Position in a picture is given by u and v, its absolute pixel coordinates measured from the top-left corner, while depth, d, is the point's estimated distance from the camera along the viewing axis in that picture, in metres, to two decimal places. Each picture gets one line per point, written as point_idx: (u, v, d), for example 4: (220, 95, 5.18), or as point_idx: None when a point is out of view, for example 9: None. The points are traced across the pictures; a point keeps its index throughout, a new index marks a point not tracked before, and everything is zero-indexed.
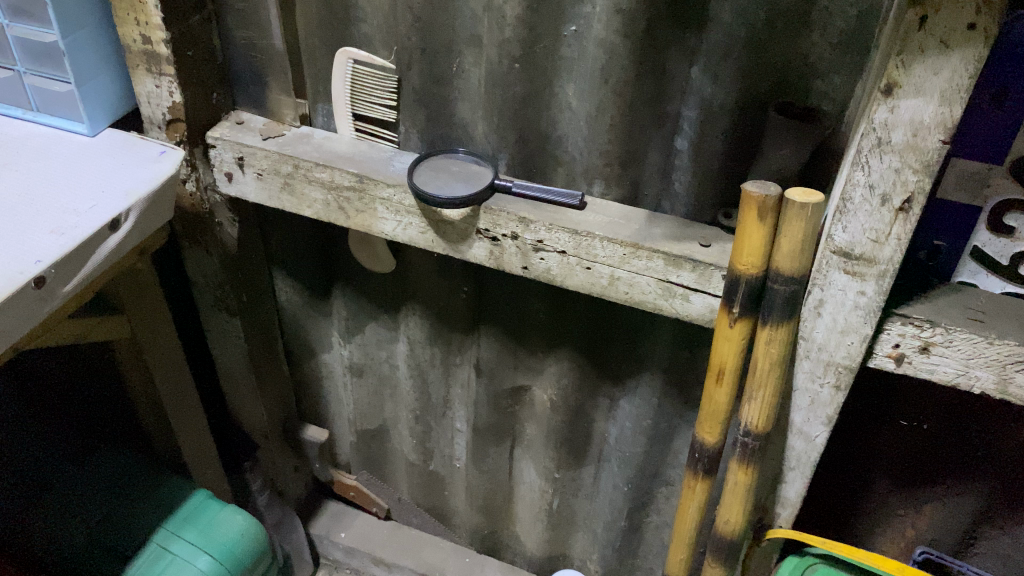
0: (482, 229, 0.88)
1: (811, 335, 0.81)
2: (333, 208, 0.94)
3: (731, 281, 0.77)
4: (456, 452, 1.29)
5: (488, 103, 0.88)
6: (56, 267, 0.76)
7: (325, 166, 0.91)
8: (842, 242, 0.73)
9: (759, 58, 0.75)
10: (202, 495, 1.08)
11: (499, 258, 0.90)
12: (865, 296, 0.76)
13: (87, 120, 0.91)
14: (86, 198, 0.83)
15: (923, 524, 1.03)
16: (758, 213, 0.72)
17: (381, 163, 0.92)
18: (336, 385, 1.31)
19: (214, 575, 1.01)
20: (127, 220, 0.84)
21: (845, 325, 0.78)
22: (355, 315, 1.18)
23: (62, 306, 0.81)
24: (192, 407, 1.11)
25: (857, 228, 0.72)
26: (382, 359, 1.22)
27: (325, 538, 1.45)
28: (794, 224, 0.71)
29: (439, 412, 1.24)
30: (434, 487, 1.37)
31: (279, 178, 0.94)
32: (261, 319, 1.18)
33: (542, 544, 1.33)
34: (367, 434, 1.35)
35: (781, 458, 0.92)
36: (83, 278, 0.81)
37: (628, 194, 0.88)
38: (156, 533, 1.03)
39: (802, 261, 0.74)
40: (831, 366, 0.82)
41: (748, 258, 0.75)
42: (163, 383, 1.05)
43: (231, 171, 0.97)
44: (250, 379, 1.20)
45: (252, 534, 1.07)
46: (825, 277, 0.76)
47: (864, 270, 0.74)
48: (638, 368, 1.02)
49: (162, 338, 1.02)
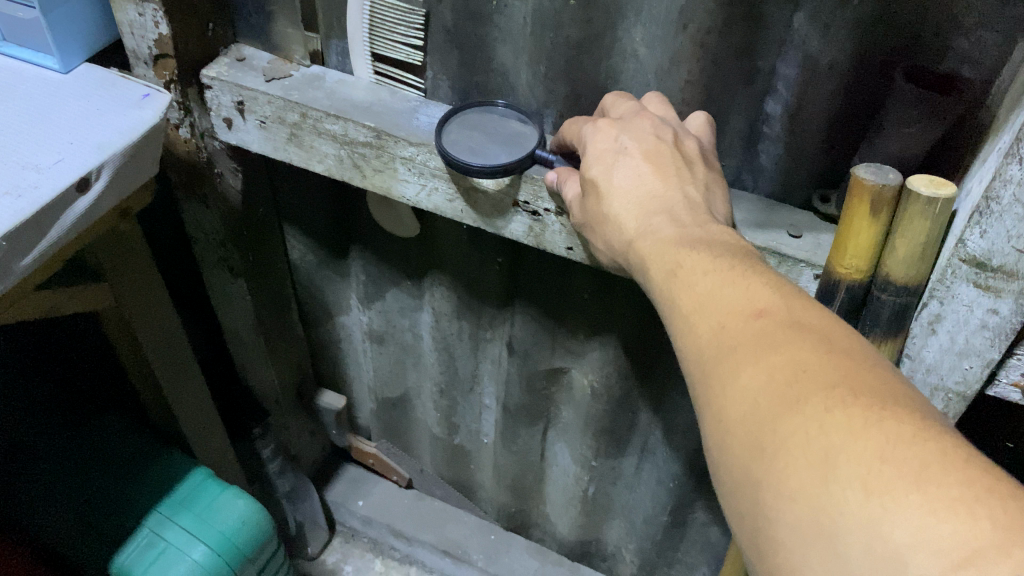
0: (520, 201, 0.75)
1: (918, 355, 0.66)
2: (346, 165, 0.81)
3: (826, 285, 0.64)
4: (483, 427, 1.18)
5: (534, 47, 0.72)
6: (9, 239, 0.63)
7: (337, 117, 0.77)
8: (977, 251, 0.58)
9: (888, 6, 0.58)
10: (201, 475, 0.99)
11: (539, 236, 0.77)
12: (997, 315, 0.60)
13: (57, 55, 0.76)
14: (51, 151, 0.69)
15: None
16: (870, 208, 0.58)
17: (403, 116, 0.77)
18: (355, 350, 1.19)
19: (210, 567, 0.92)
20: (100, 178, 0.70)
21: (964, 347, 0.63)
22: (375, 279, 1.05)
23: (22, 282, 0.69)
24: (190, 379, 0.99)
25: (1000, 234, 0.56)
26: (404, 327, 1.10)
27: (341, 505, 1.34)
28: (915, 223, 0.58)
29: (466, 387, 1.12)
30: (459, 461, 1.25)
31: (285, 127, 0.81)
32: (272, 279, 1.06)
33: (575, 528, 1.22)
34: (388, 402, 1.23)
35: None
36: (46, 248, 0.68)
37: None
38: (149, 518, 0.94)
39: (920, 269, 0.60)
40: (939, 392, 0.67)
41: (851, 259, 0.61)
42: (155, 354, 0.92)
43: (231, 117, 0.83)
44: (260, 343, 1.08)
45: (255, 520, 0.97)
46: (949, 289, 0.61)
47: (1000, 285, 0.58)
48: None
49: (151, 307, 0.88)
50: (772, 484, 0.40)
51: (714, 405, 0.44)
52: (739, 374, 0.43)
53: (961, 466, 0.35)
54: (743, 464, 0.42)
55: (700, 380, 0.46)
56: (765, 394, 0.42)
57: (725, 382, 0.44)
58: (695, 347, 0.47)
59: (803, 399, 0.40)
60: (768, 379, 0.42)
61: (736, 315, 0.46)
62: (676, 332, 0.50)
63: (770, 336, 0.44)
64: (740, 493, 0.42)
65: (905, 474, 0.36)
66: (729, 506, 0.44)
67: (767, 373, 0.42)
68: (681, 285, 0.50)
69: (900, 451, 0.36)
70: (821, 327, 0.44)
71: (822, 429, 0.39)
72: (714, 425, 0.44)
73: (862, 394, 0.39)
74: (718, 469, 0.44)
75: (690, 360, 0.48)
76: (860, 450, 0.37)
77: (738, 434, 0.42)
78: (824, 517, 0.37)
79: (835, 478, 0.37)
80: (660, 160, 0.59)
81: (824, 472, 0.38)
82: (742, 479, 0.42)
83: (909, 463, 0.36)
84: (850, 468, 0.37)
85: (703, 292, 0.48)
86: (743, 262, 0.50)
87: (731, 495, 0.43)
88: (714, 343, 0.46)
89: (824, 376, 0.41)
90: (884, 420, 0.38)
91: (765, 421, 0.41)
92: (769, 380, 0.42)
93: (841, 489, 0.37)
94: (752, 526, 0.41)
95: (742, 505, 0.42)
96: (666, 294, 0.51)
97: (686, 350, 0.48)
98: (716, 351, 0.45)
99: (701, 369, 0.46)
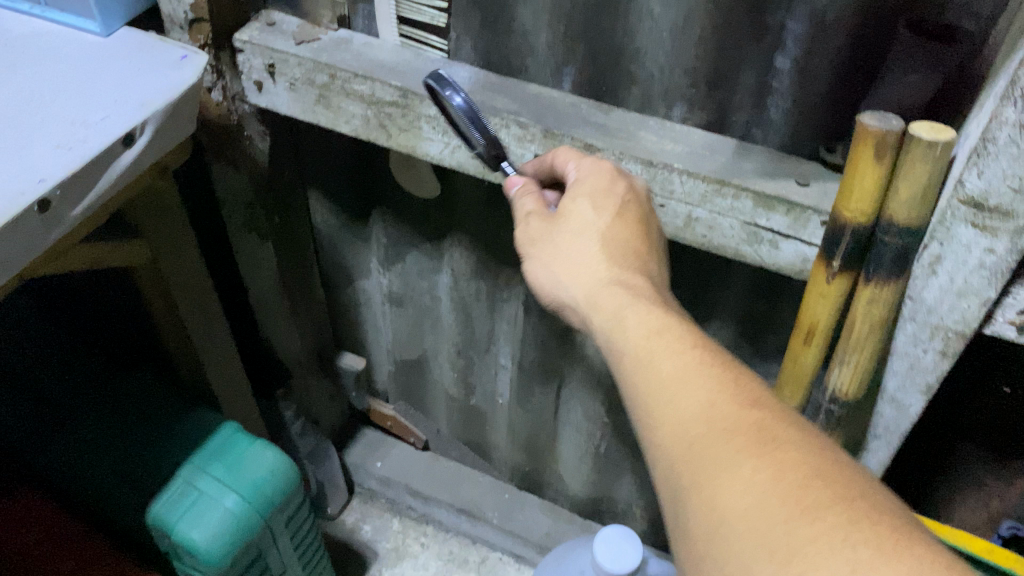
0: (540, 156, 0.78)
1: (920, 296, 0.70)
2: (373, 125, 0.85)
3: (833, 229, 0.68)
4: (499, 388, 1.21)
5: (555, 8, 0.76)
6: (62, 188, 0.67)
7: (364, 78, 0.80)
8: (975, 191, 0.61)
9: None
10: (230, 429, 1.02)
11: (558, 190, 0.81)
12: (994, 255, 0.64)
13: (98, 18, 0.80)
14: (97, 108, 0.73)
15: (1011, 496, 0.94)
16: (875, 151, 0.62)
17: (428, 76, 0.81)
18: (374, 314, 1.23)
19: (243, 515, 0.96)
20: (144, 133, 0.74)
21: (963, 286, 0.67)
22: (396, 242, 1.09)
23: (71, 232, 0.73)
24: (220, 337, 1.03)
25: (996, 174, 0.60)
26: (423, 290, 1.13)
27: (360, 467, 1.39)
28: (916, 166, 0.62)
29: (483, 347, 1.16)
30: (474, 422, 1.30)
31: (314, 89, 0.84)
32: (296, 242, 1.10)
33: (587, 486, 1.26)
34: (406, 365, 1.28)
35: (867, 424, 0.82)
36: (95, 198, 0.72)
37: (712, 120, 0.77)
38: (182, 468, 0.98)
39: (921, 210, 0.64)
40: (939, 331, 0.71)
41: (856, 203, 0.65)
42: (186, 311, 0.96)
43: (261, 80, 0.87)
44: (284, 305, 1.12)
45: (284, 470, 1.01)
46: (948, 230, 0.65)
47: (997, 225, 0.62)
48: (708, 315, 0.93)
49: (185, 263, 0.92)
50: (769, 568, 0.43)
51: (709, 494, 0.49)
52: (747, 474, 0.48)
53: None
54: (732, 548, 0.46)
55: (694, 476, 0.50)
56: (768, 491, 0.47)
57: (724, 477, 0.48)
58: (689, 442, 0.52)
59: (817, 509, 0.45)
60: (772, 481, 0.47)
61: (736, 421, 0.51)
62: (664, 421, 0.54)
63: (772, 440, 0.50)
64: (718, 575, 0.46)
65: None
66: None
67: (775, 475, 0.47)
68: (677, 383, 0.55)
69: (888, 561, 0.41)
70: (814, 446, 0.49)
71: (837, 538, 0.43)
72: (707, 518, 0.48)
73: (854, 506, 0.45)
74: (700, 554, 0.48)
75: (678, 448, 0.52)
76: (851, 553, 0.42)
77: (738, 526, 0.46)
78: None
79: None
80: (589, 231, 0.69)
81: (818, 567, 0.42)
82: (730, 568, 0.45)
83: (897, 572, 0.41)
84: (845, 565, 0.42)
85: (702, 389, 0.54)
86: (730, 372, 0.56)
87: None
88: (713, 437, 0.51)
89: (830, 495, 0.46)
90: (875, 534, 0.43)
91: (772, 518, 0.45)
92: (777, 482, 0.47)
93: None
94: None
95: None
96: (662, 381, 0.56)
97: (675, 439, 0.53)
98: (716, 444, 0.50)
99: (694, 461, 0.51)
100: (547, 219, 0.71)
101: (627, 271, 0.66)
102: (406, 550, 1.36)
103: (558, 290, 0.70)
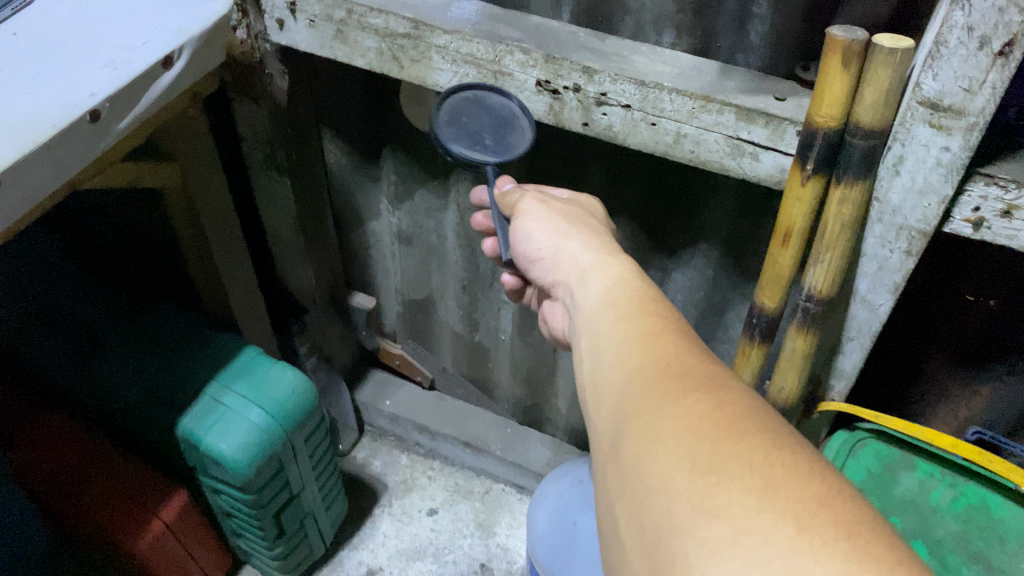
0: (542, 80, 0.85)
1: (885, 197, 0.77)
2: (386, 58, 0.92)
3: (807, 136, 0.75)
4: (501, 323, 1.28)
5: None
6: (110, 101, 0.74)
7: (379, 11, 0.88)
8: (932, 92, 0.69)
9: None
10: (252, 352, 1.09)
11: (558, 113, 0.88)
12: (949, 152, 0.72)
13: None
14: (137, 34, 0.80)
15: (978, 405, 1.02)
16: (842, 60, 0.69)
17: (438, 9, 0.89)
18: (383, 255, 1.31)
19: (266, 427, 1.02)
20: (180, 58, 0.82)
21: (924, 185, 0.75)
22: (405, 179, 1.16)
23: (115, 146, 0.80)
24: (242, 266, 1.12)
25: (948, 75, 0.67)
26: (430, 228, 1.20)
27: (370, 405, 1.47)
28: (879, 72, 0.68)
29: (487, 283, 1.23)
30: (478, 359, 1.37)
31: (332, 25, 0.92)
32: (311, 181, 1.17)
33: (584, 419, 1.33)
34: (414, 304, 1.36)
35: (841, 327, 0.90)
36: (138, 115, 0.80)
37: (699, 46, 0.86)
38: (209, 386, 1.05)
39: (886, 114, 0.71)
40: (904, 231, 0.78)
41: (827, 109, 0.72)
42: (214, 237, 1.04)
43: (283, 18, 0.94)
44: (300, 242, 1.20)
45: (304, 390, 1.08)
46: (909, 131, 0.72)
47: (951, 123, 0.70)
48: (696, 238, 1.01)
49: (212, 189, 1.00)
50: (681, 479, 0.43)
51: (644, 420, 0.48)
52: (686, 405, 0.47)
53: (862, 517, 0.40)
54: (654, 464, 0.45)
55: (635, 409, 0.50)
56: (702, 416, 0.46)
57: (664, 405, 0.48)
58: (638, 381, 0.52)
59: (748, 438, 0.44)
60: (709, 411, 0.47)
61: (684, 366, 0.51)
62: (618, 367, 0.55)
63: (717, 384, 0.49)
64: (636, 490, 0.45)
65: (800, 504, 0.40)
66: (619, 508, 0.46)
67: (713, 407, 0.47)
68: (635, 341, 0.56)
69: (797, 483, 0.41)
70: (755, 399, 0.49)
71: (760, 462, 0.43)
72: (638, 444, 0.47)
73: (779, 438, 0.45)
74: (625, 477, 0.47)
75: (630, 385, 0.52)
76: (764, 472, 0.42)
77: (666, 445, 0.45)
78: (712, 522, 0.40)
79: (767, 501, 0.40)
80: (585, 220, 0.79)
81: (730, 479, 0.42)
82: (649, 482, 0.44)
83: (804, 494, 0.41)
84: (759, 480, 0.41)
85: (663, 344, 0.54)
86: (685, 335, 0.56)
87: (631, 502, 0.45)
88: (660, 376, 0.51)
89: (763, 431, 0.45)
90: (793, 463, 0.43)
91: (701, 438, 0.45)
92: (713, 412, 0.46)
93: (737, 496, 0.41)
94: (639, 518, 0.44)
95: (636, 502, 0.45)
96: (629, 337, 0.57)
97: (626, 380, 0.53)
98: (662, 381, 0.50)
99: (637, 397, 0.50)
100: (547, 204, 0.80)
101: (614, 256, 0.71)
102: (414, 482, 1.44)
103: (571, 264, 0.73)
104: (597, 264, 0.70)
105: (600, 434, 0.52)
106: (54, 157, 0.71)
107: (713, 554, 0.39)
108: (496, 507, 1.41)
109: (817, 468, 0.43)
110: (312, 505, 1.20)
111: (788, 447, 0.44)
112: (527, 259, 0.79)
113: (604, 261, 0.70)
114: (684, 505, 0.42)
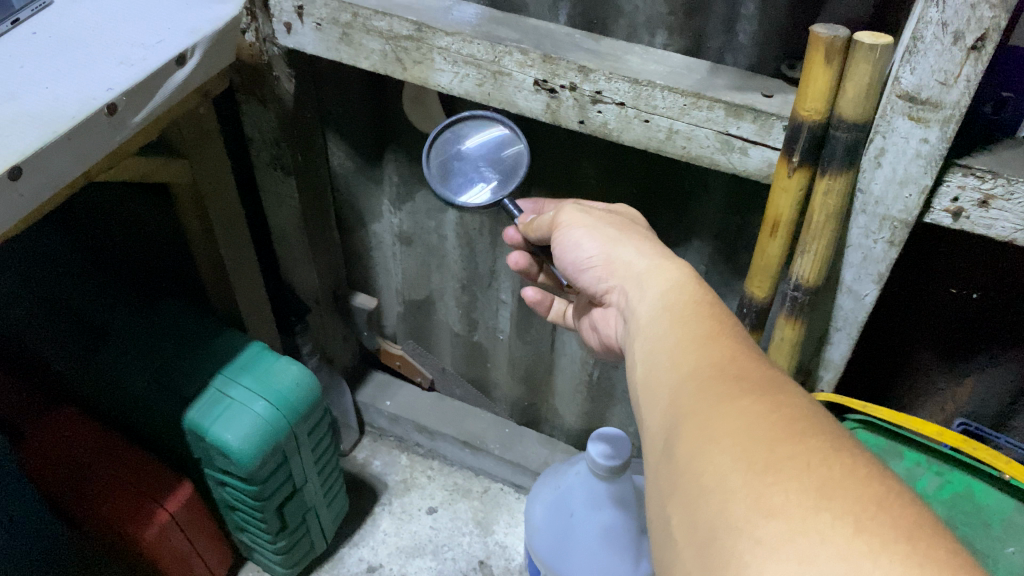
0: (540, 80, 0.89)
1: (868, 188, 0.80)
2: (390, 59, 0.96)
3: (792, 128, 0.78)
4: (500, 323, 1.31)
5: None
6: (127, 95, 0.78)
7: (384, 14, 0.91)
8: (910, 86, 0.72)
9: None
10: (256, 348, 1.12)
11: (555, 111, 0.91)
12: (928, 144, 0.75)
13: None
14: (152, 33, 0.84)
15: (963, 397, 1.05)
16: (825, 56, 0.72)
17: (439, 13, 0.92)
18: (385, 256, 1.34)
19: (270, 419, 1.05)
20: (193, 56, 0.86)
21: (904, 175, 0.78)
22: (406, 180, 1.19)
23: (130, 139, 0.83)
24: (248, 261, 1.16)
25: (926, 69, 0.71)
26: (431, 229, 1.24)
27: (370, 405, 1.50)
28: (860, 67, 0.71)
29: (485, 283, 1.26)
30: (477, 358, 1.40)
31: (338, 28, 0.95)
32: (314, 181, 1.20)
33: (581, 417, 1.36)
34: (414, 304, 1.39)
35: (828, 317, 0.93)
36: (152, 110, 0.83)
37: (691, 46, 0.90)
38: (214, 379, 1.07)
39: (866, 107, 0.74)
40: (887, 221, 0.82)
41: (811, 103, 0.75)
42: (220, 232, 1.07)
43: (290, 21, 0.97)
44: (303, 241, 1.24)
45: (308, 383, 1.11)
46: (889, 123, 0.75)
47: (929, 116, 0.73)
48: (688, 236, 1.04)
49: (220, 184, 1.04)
50: (736, 479, 0.44)
51: (700, 416, 0.49)
52: (744, 402, 0.48)
53: (906, 514, 0.40)
54: (710, 462, 0.46)
55: (692, 408, 0.51)
56: (762, 417, 0.47)
57: (722, 405, 0.49)
58: (693, 380, 0.53)
59: (807, 437, 0.45)
60: (769, 409, 0.47)
61: (743, 368, 0.52)
62: (673, 369, 0.56)
63: (779, 385, 0.50)
64: (687, 490, 0.46)
65: (859, 505, 0.40)
66: (671, 507, 0.47)
67: (772, 406, 0.48)
68: (692, 347, 0.57)
69: (857, 485, 0.42)
70: (814, 402, 0.50)
71: (818, 463, 0.43)
72: (692, 442, 0.48)
73: (837, 441, 0.45)
74: (678, 475, 0.47)
75: (684, 386, 0.53)
76: (822, 473, 0.42)
77: (723, 443, 0.46)
78: (768, 521, 0.41)
79: (826, 501, 0.41)
80: (629, 227, 0.80)
81: (787, 480, 0.42)
82: (704, 479, 0.45)
83: (863, 496, 0.41)
84: (816, 481, 0.42)
85: (718, 347, 0.55)
86: (745, 340, 0.57)
87: (685, 502, 0.46)
88: (720, 376, 0.52)
89: (821, 433, 0.46)
90: (850, 463, 0.43)
91: (759, 438, 0.45)
92: (771, 411, 0.47)
93: (794, 497, 0.41)
94: (693, 516, 0.45)
95: (686, 501, 0.46)
96: (684, 339, 0.58)
97: (681, 380, 0.54)
98: (722, 381, 0.51)
99: (693, 396, 0.51)
100: (585, 217, 0.82)
101: (670, 260, 0.72)
102: (413, 481, 1.47)
103: (630, 258, 0.74)
104: (653, 268, 0.71)
105: (652, 435, 0.54)
106: (73, 150, 0.74)
107: (769, 554, 0.39)
108: (495, 505, 1.44)
109: (874, 471, 0.43)
110: (313, 500, 1.22)
111: (845, 449, 0.44)
112: (576, 267, 0.81)
113: (661, 266, 0.71)
114: (740, 505, 0.42)
